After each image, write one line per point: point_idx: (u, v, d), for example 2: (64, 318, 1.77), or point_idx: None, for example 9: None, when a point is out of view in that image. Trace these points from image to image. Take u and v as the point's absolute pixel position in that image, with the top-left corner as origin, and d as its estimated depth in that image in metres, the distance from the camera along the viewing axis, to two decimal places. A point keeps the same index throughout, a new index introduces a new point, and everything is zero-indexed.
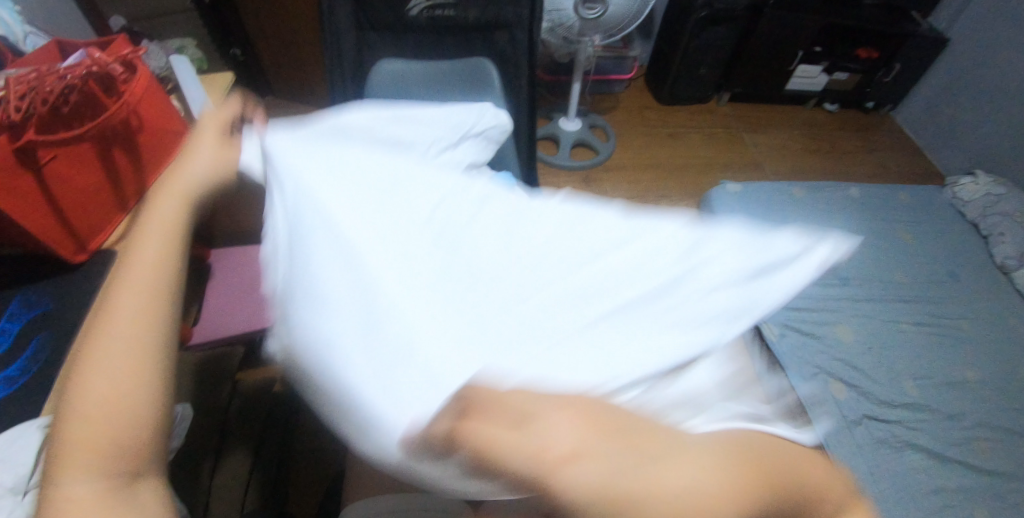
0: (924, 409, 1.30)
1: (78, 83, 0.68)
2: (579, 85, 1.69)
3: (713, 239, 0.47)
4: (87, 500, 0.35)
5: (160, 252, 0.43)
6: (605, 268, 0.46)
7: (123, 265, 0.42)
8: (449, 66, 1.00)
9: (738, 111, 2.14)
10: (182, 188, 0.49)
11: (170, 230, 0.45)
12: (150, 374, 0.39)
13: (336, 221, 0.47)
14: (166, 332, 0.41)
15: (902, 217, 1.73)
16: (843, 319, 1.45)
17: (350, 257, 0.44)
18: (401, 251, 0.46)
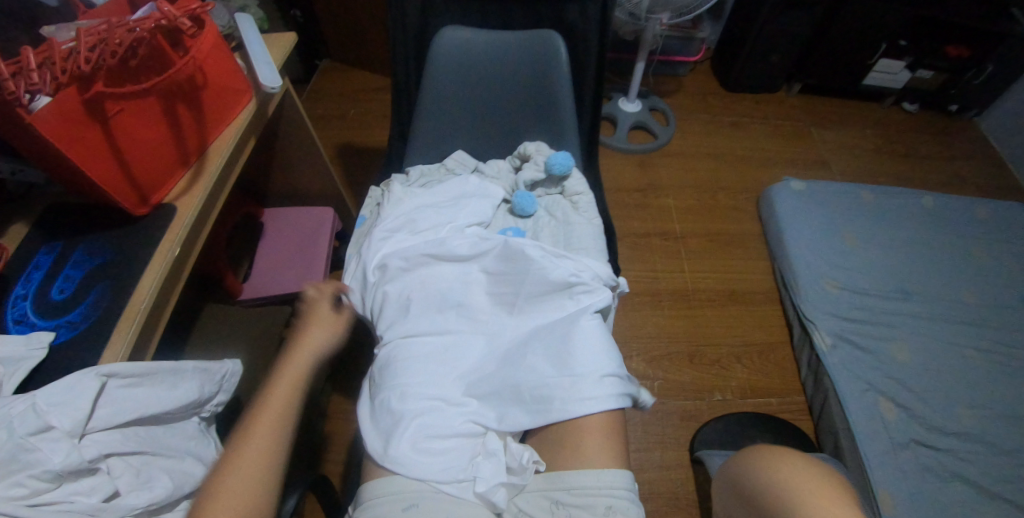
0: (978, 440, 1.23)
1: (147, 36, 0.68)
2: (642, 66, 1.61)
3: (580, 335, 0.78)
4: None
5: (288, 395, 0.69)
6: (524, 371, 0.77)
7: (266, 400, 0.67)
8: (516, 37, 0.96)
9: (808, 104, 2.02)
10: (308, 354, 0.74)
11: (295, 384, 0.70)
12: (267, 478, 0.61)
13: (403, 344, 0.79)
14: (284, 447, 0.65)
15: (976, 234, 1.62)
16: (900, 335, 1.38)
17: (422, 351, 0.80)
18: (439, 342, 0.80)
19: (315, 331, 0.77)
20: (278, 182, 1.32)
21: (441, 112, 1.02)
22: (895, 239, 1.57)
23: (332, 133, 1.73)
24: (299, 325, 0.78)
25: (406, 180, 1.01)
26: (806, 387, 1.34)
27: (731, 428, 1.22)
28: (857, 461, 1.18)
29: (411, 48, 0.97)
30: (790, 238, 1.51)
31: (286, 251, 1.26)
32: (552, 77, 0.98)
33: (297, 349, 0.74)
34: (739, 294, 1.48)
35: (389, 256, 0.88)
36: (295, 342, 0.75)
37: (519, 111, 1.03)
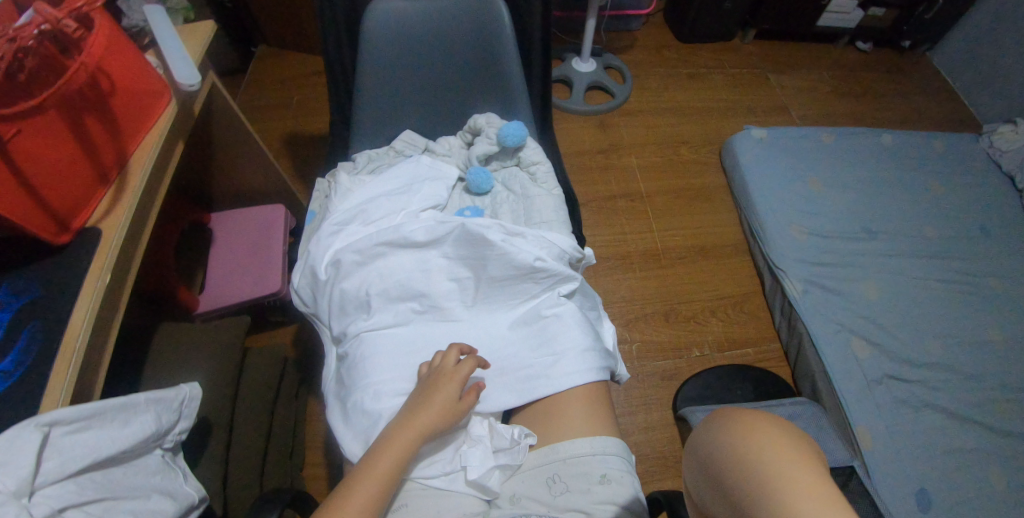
0: (946, 369, 1.27)
1: (33, 45, 0.66)
2: (593, 23, 1.55)
3: (559, 316, 0.79)
4: None
5: (386, 474, 0.62)
6: (506, 359, 0.76)
7: (361, 474, 0.61)
8: (451, 5, 0.90)
9: (763, 49, 1.99)
10: (425, 424, 0.64)
11: (398, 463, 0.62)
12: None
13: (381, 343, 0.75)
14: None
15: (933, 168, 1.64)
16: (868, 275, 1.40)
17: (403, 343, 0.76)
18: (415, 341, 0.76)
19: (430, 417, 0.65)
20: (222, 182, 1.25)
21: (382, 92, 0.96)
22: (858, 180, 1.58)
23: (277, 124, 1.64)
24: (417, 397, 0.66)
25: (353, 168, 0.96)
26: (781, 334, 1.36)
27: (710, 383, 1.23)
28: (835, 402, 1.20)
29: (343, 28, 0.90)
30: (756, 188, 1.50)
31: (240, 255, 1.21)
32: (496, 47, 0.93)
33: (407, 433, 0.64)
34: (709, 249, 1.47)
35: (340, 251, 0.81)
36: (410, 422, 0.64)
37: (465, 84, 0.98)
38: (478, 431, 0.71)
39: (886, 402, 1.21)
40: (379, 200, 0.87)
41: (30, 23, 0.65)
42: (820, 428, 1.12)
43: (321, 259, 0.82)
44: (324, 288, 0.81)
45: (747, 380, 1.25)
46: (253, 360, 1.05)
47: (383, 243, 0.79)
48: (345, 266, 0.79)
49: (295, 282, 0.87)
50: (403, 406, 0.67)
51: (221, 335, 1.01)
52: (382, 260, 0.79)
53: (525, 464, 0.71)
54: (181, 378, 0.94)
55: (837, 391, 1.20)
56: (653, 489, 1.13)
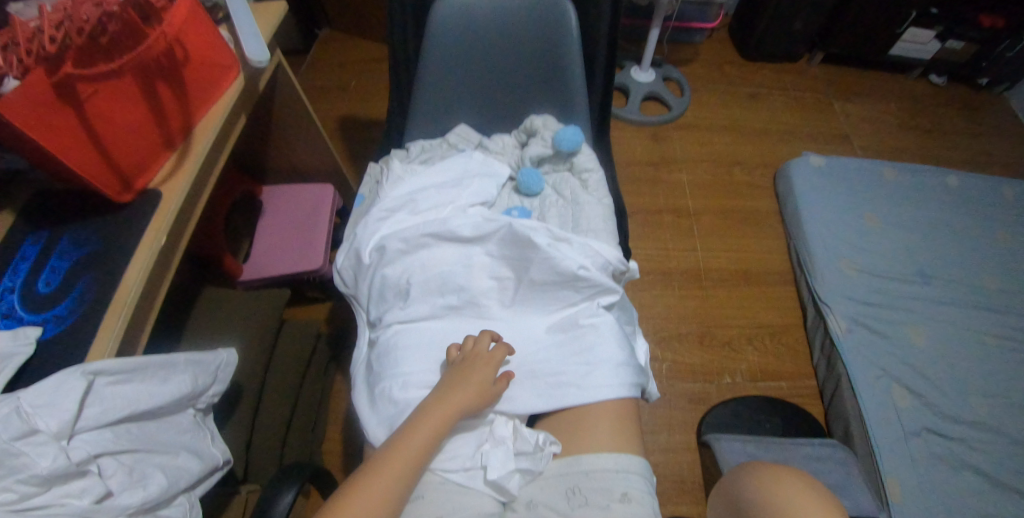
0: (992, 430, 1.20)
1: (116, 12, 0.68)
2: (657, 32, 1.52)
3: (598, 328, 0.78)
4: None
5: (428, 438, 0.62)
6: (538, 365, 0.75)
7: (405, 436, 0.62)
8: (521, 4, 0.90)
9: (830, 74, 1.93)
10: (465, 397, 0.66)
11: (439, 429, 0.63)
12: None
13: (416, 334, 0.76)
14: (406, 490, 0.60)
15: (1001, 217, 1.56)
16: (918, 320, 1.34)
17: (438, 336, 0.76)
18: (450, 336, 0.76)
19: (468, 394, 0.66)
20: (276, 157, 1.28)
21: (440, 84, 0.96)
22: (918, 220, 1.51)
23: (334, 105, 1.67)
24: (451, 377, 0.67)
25: (406, 156, 0.97)
26: (818, 371, 1.31)
27: (739, 411, 1.20)
28: (867, 448, 1.16)
29: (410, 16, 0.91)
30: (809, 217, 1.46)
31: (286, 231, 1.23)
32: (560, 49, 0.92)
33: (447, 406, 0.64)
34: (751, 274, 1.44)
35: (386, 237, 0.82)
36: (447, 397, 0.65)
37: (524, 84, 0.98)
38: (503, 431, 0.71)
39: (923, 458, 1.15)
40: (429, 189, 0.87)
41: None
42: (849, 474, 1.08)
43: (368, 244, 0.83)
44: (366, 272, 0.82)
45: (777, 414, 1.21)
46: (288, 334, 1.07)
47: (429, 234, 0.80)
48: (391, 254, 0.80)
49: (339, 264, 0.88)
50: (438, 383, 0.67)
51: (261, 305, 1.03)
52: (426, 251, 0.80)
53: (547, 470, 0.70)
54: (218, 344, 0.97)
55: (872, 439, 1.16)
56: (668, 512, 1.11)
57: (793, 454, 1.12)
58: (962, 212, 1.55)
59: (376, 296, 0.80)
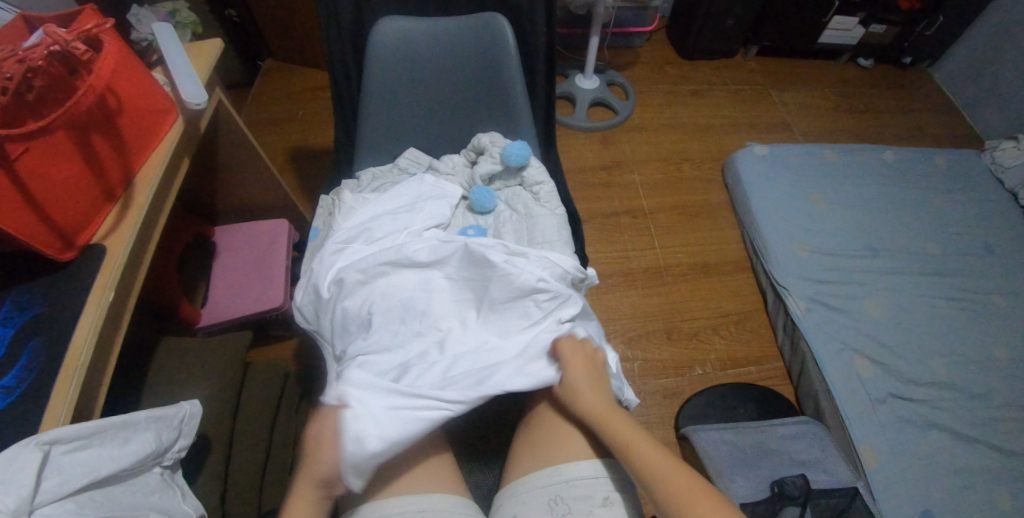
0: (950, 387, 1.27)
1: (41, 67, 0.66)
2: (597, 40, 1.56)
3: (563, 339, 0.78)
4: None
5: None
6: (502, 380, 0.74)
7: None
8: (458, 24, 0.91)
9: (765, 66, 2.00)
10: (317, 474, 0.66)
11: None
12: None
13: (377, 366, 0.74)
14: None
15: (935, 186, 1.65)
16: (872, 292, 1.40)
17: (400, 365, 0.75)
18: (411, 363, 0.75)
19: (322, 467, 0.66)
20: (225, 196, 1.25)
21: (385, 110, 0.97)
22: (860, 196, 1.58)
23: (281, 138, 1.65)
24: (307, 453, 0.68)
25: (357, 186, 0.96)
26: (784, 352, 1.35)
27: (712, 400, 1.23)
28: (838, 421, 1.20)
29: (348, 44, 0.91)
30: (758, 204, 1.51)
31: (243, 271, 1.21)
32: (501, 66, 0.94)
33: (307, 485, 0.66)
34: (710, 266, 1.47)
35: (343, 269, 0.81)
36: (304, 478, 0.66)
37: (469, 102, 0.99)
38: (358, 408, 0.68)
39: (890, 423, 1.21)
40: (384, 215, 0.87)
41: (40, 44, 0.66)
42: (822, 447, 1.12)
43: (327, 279, 0.82)
44: (327, 307, 0.82)
45: (749, 399, 1.24)
46: (254, 376, 1.05)
47: (386, 262, 0.80)
48: (348, 287, 0.80)
49: (300, 302, 0.86)
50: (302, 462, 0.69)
51: (223, 351, 1.01)
52: (384, 278, 0.80)
53: (530, 483, 0.70)
54: (184, 396, 0.95)
55: (842, 411, 1.20)
56: (654, 509, 1.12)
57: (769, 436, 1.15)
58: (901, 184, 1.64)
59: (340, 330, 0.79)
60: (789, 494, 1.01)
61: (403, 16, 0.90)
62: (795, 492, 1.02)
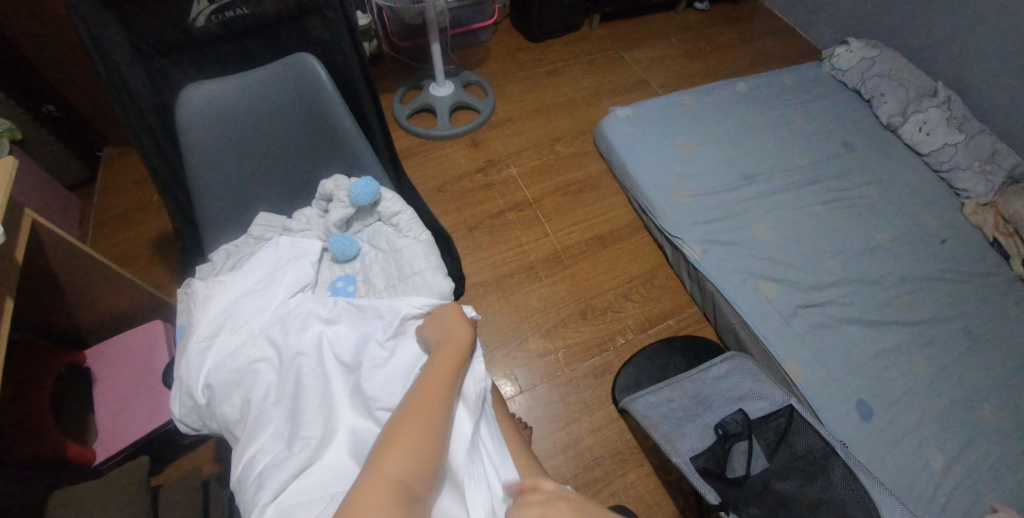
0: (850, 282, 1.36)
1: None
2: (438, 46, 1.53)
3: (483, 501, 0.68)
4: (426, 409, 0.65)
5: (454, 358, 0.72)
6: None
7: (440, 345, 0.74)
8: (267, 74, 0.87)
9: (611, 30, 2.06)
10: (452, 358, 0.72)
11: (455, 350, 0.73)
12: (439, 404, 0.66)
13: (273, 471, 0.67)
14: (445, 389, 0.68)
15: (786, 103, 1.76)
16: (759, 217, 1.47)
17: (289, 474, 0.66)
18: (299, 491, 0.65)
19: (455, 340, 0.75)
20: (81, 316, 1.13)
21: (217, 181, 0.90)
22: (726, 131, 1.66)
23: (139, 231, 1.52)
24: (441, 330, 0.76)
25: (211, 270, 0.89)
26: (695, 296, 1.39)
27: (642, 366, 1.25)
28: (760, 347, 1.26)
29: (156, 127, 0.85)
30: (634, 164, 1.54)
31: (127, 388, 1.11)
32: (325, 107, 0.90)
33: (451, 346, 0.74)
34: (606, 236, 1.49)
35: (212, 371, 0.75)
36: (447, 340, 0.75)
37: (306, 149, 0.94)
38: None
39: (809, 334, 1.27)
40: (244, 296, 0.82)
41: None
42: (753, 378, 1.16)
43: (199, 382, 0.75)
44: (207, 412, 0.76)
45: (674, 352, 1.27)
46: (166, 498, 0.96)
47: (259, 359, 0.75)
48: (224, 392, 0.74)
49: (177, 409, 0.79)
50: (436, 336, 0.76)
51: (120, 486, 0.92)
52: (257, 377, 0.74)
53: None
54: None
55: (762, 338, 1.25)
56: (616, 488, 1.13)
57: (704, 382, 1.17)
58: (761, 108, 1.73)
59: (232, 437, 0.74)
60: (733, 432, 1.05)
61: (202, 85, 0.84)
62: (738, 428, 1.06)
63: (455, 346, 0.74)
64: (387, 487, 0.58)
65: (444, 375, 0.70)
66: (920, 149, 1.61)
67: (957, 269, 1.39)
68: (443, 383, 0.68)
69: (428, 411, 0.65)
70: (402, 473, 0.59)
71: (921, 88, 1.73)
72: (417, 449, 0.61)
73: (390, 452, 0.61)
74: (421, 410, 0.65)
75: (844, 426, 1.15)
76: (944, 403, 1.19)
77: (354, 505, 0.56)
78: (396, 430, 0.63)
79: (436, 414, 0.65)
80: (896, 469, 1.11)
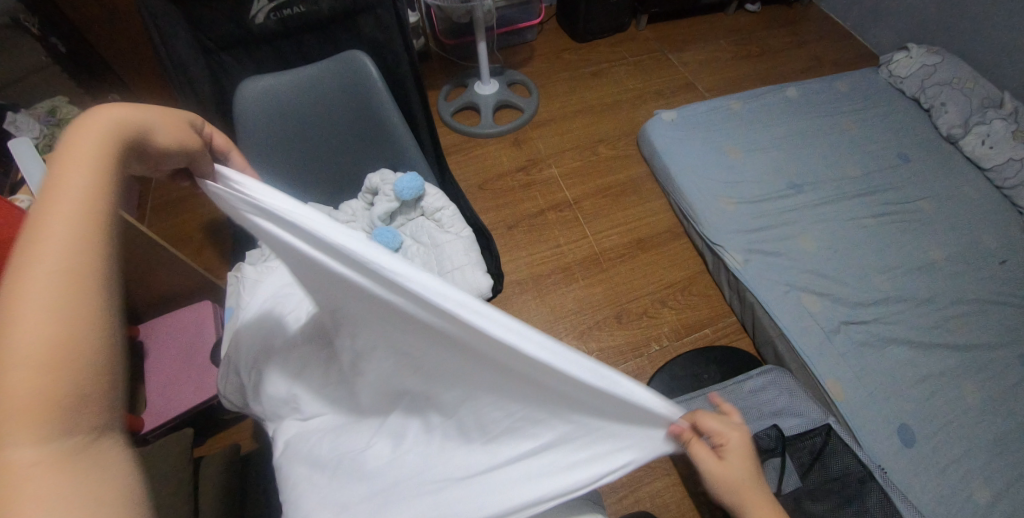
0: (899, 300, 1.31)
1: None
2: (484, 44, 1.55)
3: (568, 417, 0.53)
4: (31, 332, 0.39)
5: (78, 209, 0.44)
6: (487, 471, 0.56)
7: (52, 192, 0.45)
8: (319, 71, 0.88)
9: (659, 32, 2.03)
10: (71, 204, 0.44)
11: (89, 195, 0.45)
12: (76, 298, 0.41)
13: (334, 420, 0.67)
14: (80, 269, 0.42)
15: (839, 111, 1.70)
16: (806, 228, 1.43)
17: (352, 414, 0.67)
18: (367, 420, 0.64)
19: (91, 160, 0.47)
20: (137, 294, 1.19)
21: (269, 172, 0.94)
22: (775, 138, 1.62)
23: (192, 215, 1.59)
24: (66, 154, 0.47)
25: (261, 256, 0.95)
26: (734, 306, 1.37)
27: (675, 374, 1.23)
28: (799, 362, 1.23)
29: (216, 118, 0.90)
30: (677, 169, 1.52)
31: (176, 366, 1.16)
32: (375, 102, 0.92)
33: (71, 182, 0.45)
34: (645, 241, 1.48)
35: (260, 355, 0.78)
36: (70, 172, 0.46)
37: (354, 143, 0.97)
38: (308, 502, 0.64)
39: (853, 352, 1.23)
40: (291, 286, 0.85)
41: None
42: (792, 393, 1.12)
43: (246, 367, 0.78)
44: (252, 391, 0.78)
45: (710, 362, 1.25)
46: (207, 470, 1.00)
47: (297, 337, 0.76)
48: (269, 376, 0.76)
49: (226, 390, 0.83)
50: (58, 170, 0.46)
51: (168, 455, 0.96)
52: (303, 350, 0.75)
53: None
54: None
55: (802, 351, 1.22)
56: (644, 495, 1.12)
57: (739, 394, 1.14)
58: (812, 116, 1.68)
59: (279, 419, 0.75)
60: (766, 447, 1.03)
61: (259, 79, 0.87)
62: (771, 443, 1.04)
63: (88, 174, 0.46)
64: (31, 468, 0.38)
65: (72, 239, 0.43)
66: (982, 163, 1.54)
67: (1016, 293, 1.32)
68: (62, 255, 0.42)
69: (46, 328, 0.40)
70: (41, 445, 0.38)
71: (986, 98, 1.64)
72: (49, 390, 0.39)
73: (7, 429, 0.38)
74: (49, 307, 0.40)
75: (886, 449, 1.11)
76: (997, 432, 1.14)
77: None
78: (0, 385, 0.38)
79: (63, 317, 0.41)
80: (939, 498, 1.06)
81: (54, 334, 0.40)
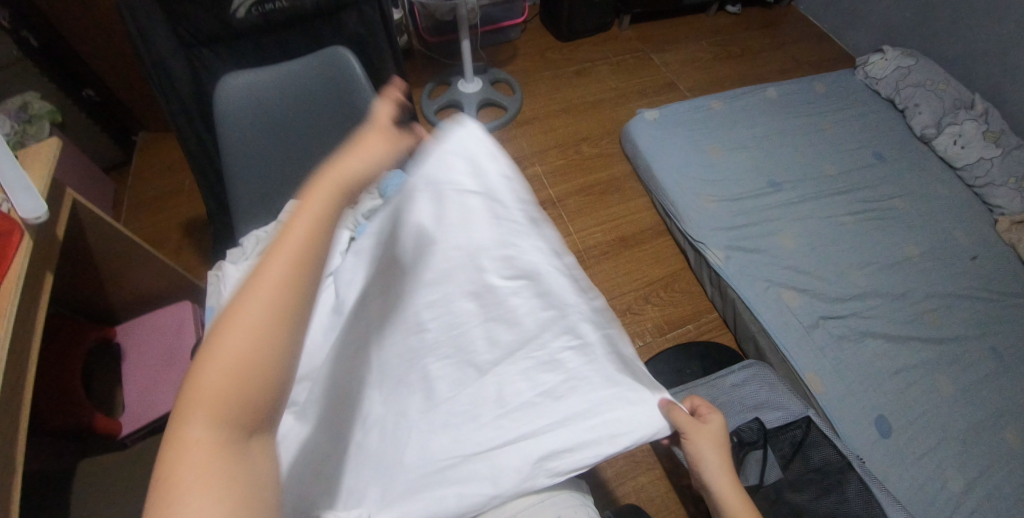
0: (874, 295, 1.34)
1: None
2: (467, 41, 1.54)
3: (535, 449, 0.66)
4: (242, 343, 0.47)
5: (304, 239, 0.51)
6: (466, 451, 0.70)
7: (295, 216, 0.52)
8: (302, 66, 0.88)
9: (641, 31, 2.05)
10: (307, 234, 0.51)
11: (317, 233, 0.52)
12: (279, 331, 0.48)
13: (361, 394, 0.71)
14: (293, 297, 0.49)
15: (816, 110, 1.73)
16: (786, 225, 1.45)
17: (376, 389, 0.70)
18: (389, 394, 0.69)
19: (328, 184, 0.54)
20: (114, 294, 1.16)
21: (249, 167, 0.93)
22: (756, 138, 1.64)
23: (169, 214, 1.56)
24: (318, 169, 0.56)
25: (242, 254, 0.92)
26: (716, 303, 1.39)
27: (658, 370, 1.24)
28: (780, 357, 1.25)
29: (194, 110, 0.88)
30: (661, 167, 1.53)
31: (154, 367, 1.14)
32: (358, 99, 0.92)
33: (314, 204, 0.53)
34: (628, 239, 1.49)
35: None
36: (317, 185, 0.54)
37: (335, 139, 0.97)
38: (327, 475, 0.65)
39: (832, 346, 1.25)
40: None
41: None
42: (772, 386, 1.14)
43: None
44: None
45: (692, 357, 1.27)
46: None
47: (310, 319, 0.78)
48: None
49: None
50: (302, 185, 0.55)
51: None
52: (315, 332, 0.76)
53: None
54: None
55: (782, 346, 1.24)
56: (628, 489, 1.13)
57: (720, 389, 1.16)
58: (790, 115, 1.71)
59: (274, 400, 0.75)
60: (748, 440, 1.04)
61: (239, 77, 0.86)
62: (754, 436, 1.05)
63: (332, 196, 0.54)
64: (204, 447, 0.45)
65: (295, 267, 0.50)
66: (954, 163, 1.58)
67: (986, 288, 1.36)
68: (284, 281, 0.49)
69: (252, 336, 0.48)
70: (214, 432, 0.46)
71: (957, 99, 1.69)
72: (233, 393, 0.47)
73: (198, 404, 0.46)
74: (258, 322, 0.48)
75: (863, 441, 1.14)
76: (968, 422, 1.17)
77: (163, 465, 0.45)
78: (202, 364, 0.47)
79: (275, 328, 0.48)
80: (914, 487, 1.09)
81: (256, 352, 0.47)
